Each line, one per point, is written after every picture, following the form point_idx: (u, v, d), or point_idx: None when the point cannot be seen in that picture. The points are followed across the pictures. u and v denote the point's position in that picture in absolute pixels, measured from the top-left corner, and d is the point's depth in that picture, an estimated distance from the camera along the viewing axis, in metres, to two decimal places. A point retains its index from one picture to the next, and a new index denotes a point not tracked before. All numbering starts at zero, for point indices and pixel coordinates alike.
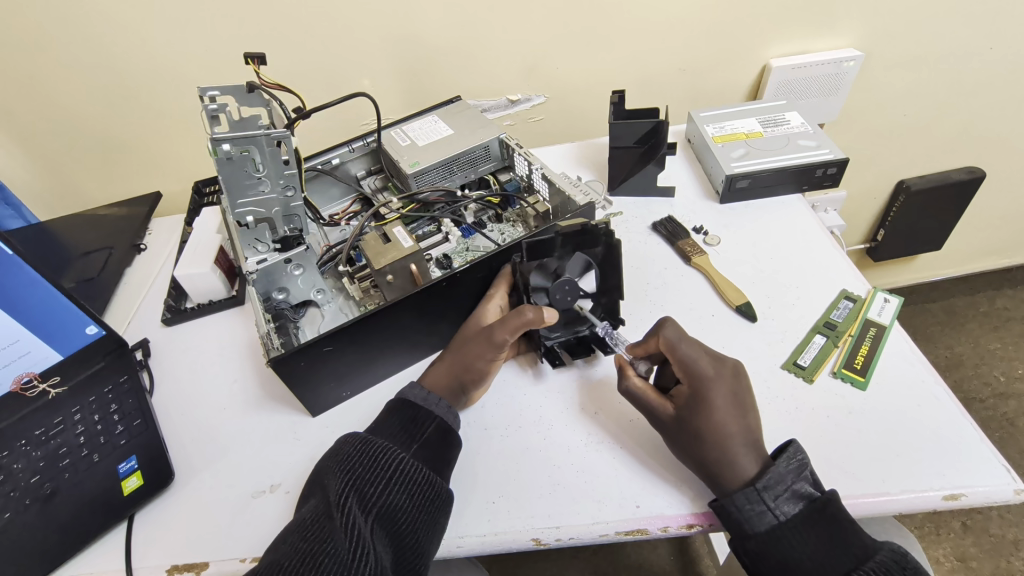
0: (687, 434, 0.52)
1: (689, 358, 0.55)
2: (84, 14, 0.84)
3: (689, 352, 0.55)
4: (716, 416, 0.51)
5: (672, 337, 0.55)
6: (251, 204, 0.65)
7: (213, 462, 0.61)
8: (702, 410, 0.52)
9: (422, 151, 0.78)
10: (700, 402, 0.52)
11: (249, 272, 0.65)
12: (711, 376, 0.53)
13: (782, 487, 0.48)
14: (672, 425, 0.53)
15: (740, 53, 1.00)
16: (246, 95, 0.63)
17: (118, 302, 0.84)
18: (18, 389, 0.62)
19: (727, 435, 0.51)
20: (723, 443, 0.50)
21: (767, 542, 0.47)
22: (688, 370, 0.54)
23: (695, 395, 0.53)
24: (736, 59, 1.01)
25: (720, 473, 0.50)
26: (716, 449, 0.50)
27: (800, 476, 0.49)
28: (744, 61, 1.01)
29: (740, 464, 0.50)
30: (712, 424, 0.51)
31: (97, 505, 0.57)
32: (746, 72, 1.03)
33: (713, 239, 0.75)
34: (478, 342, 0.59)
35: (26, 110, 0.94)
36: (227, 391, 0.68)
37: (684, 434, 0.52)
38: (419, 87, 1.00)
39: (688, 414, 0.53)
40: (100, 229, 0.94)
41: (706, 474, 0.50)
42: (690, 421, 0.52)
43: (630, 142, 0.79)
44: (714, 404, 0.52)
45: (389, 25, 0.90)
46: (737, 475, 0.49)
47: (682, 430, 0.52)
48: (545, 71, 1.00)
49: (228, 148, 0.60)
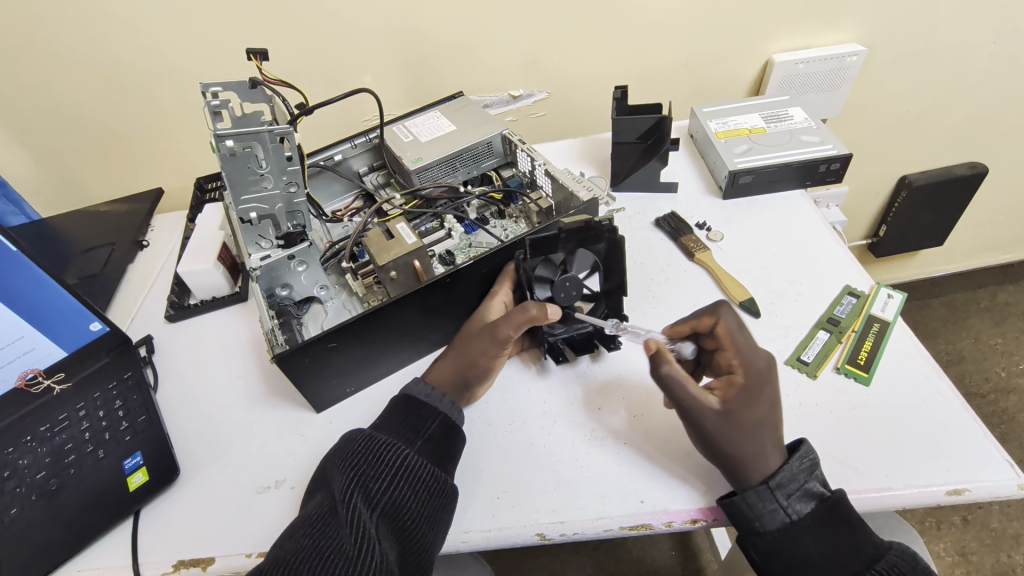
0: (730, 429, 0.50)
1: (747, 350, 0.54)
2: (86, 11, 0.84)
3: (746, 343, 0.54)
4: (761, 409, 0.51)
5: (734, 327, 0.55)
6: (254, 200, 0.65)
7: (218, 459, 0.61)
8: (749, 401, 0.51)
9: (426, 147, 0.78)
10: (750, 392, 0.52)
11: (253, 267, 0.64)
12: (764, 371, 0.53)
13: (794, 486, 0.49)
14: (714, 412, 0.51)
15: (743, 48, 1.00)
16: (248, 90, 0.64)
17: (122, 298, 0.84)
18: (23, 385, 0.63)
19: (764, 428, 0.50)
20: (760, 435, 0.50)
21: (778, 540, 0.47)
22: (743, 362, 0.53)
23: (747, 384, 0.52)
24: (739, 54, 1.00)
25: (750, 464, 0.49)
26: (754, 441, 0.50)
27: (812, 475, 0.49)
28: (747, 56, 1.01)
29: (769, 460, 0.49)
30: (755, 414, 0.51)
31: (101, 502, 0.57)
32: (749, 67, 1.03)
33: (716, 234, 0.75)
34: (485, 335, 0.58)
35: (27, 107, 0.94)
36: (232, 386, 0.68)
37: (727, 421, 0.50)
38: (421, 82, 0.99)
39: (733, 404, 0.51)
40: (102, 225, 0.94)
41: (735, 463, 0.49)
42: (738, 408, 0.51)
43: (632, 138, 0.79)
44: (761, 397, 0.52)
45: (391, 21, 0.90)
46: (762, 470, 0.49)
47: (724, 418, 0.50)
48: (547, 67, 1.00)
49: (231, 144, 0.60)
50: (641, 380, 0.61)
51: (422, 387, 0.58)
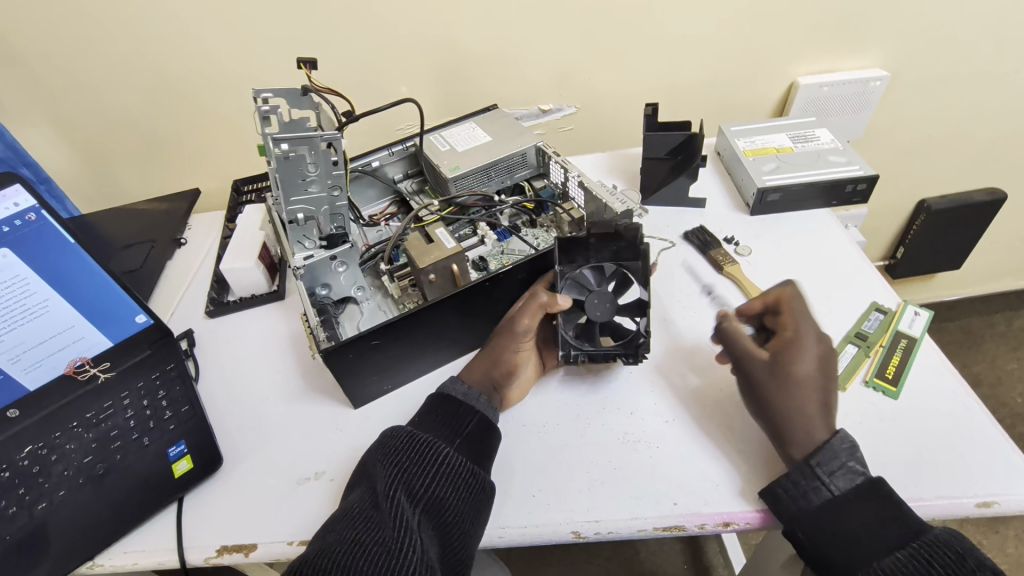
0: (770, 382, 0.56)
1: (799, 319, 0.59)
2: (142, 18, 0.88)
3: (801, 311, 0.59)
4: (805, 370, 0.56)
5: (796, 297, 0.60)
6: (301, 202, 0.67)
7: (259, 449, 0.63)
8: (794, 363, 0.56)
9: (462, 156, 0.80)
10: (795, 353, 0.57)
11: (297, 267, 0.67)
12: (813, 338, 0.58)
13: (836, 464, 0.51)
14: (761, 368, 0.57)
15: (770, 70, 1.02)
16: (298, 97, 0.66)
17: (163, 293, 0.87)
18: (71, 372, 0.66)
19: (808, 389, 0.55)
20: (802, 396, 0.55)
21: (820, 516, 0.49)
22: (794, 324, 0.59)
23: (793, 346, 0.57)
24: (766, 76, 1.03)
25: (794, 427, 0.53)
26: (797, 401, 0.54)
27: (854, 455, 0.51)
28: (773, 78, 1.03)
29: (812, 426, 0.53)
30: (799, 374, 0.56)
31: (145, 486, 0.59)
32: (774, 88, 1.05)
33: (744, 249, 0.77)
34: (509, 332, 0.62)
35: (76, 106, 0.98)
36: (271, 380, 0.70)
37: (769, 378, 0.56)
38: (456, 95, 1.03)
39: (780, 360, 0.57)
40: (142, 222, 0.97)
41: (779, 424, 0.54)
42: (782, 369, 0.56)
43: (661, 153, 0.81)
44: (806, 357, 0.56)
45: (431, 35, 0.94)
46: (804, 433, 0.53)
47: (767, 374, 0.57)
48: (578, 83, 1.03)
49: (286, 148, 0.62)
50: (673, 388, 0.63)
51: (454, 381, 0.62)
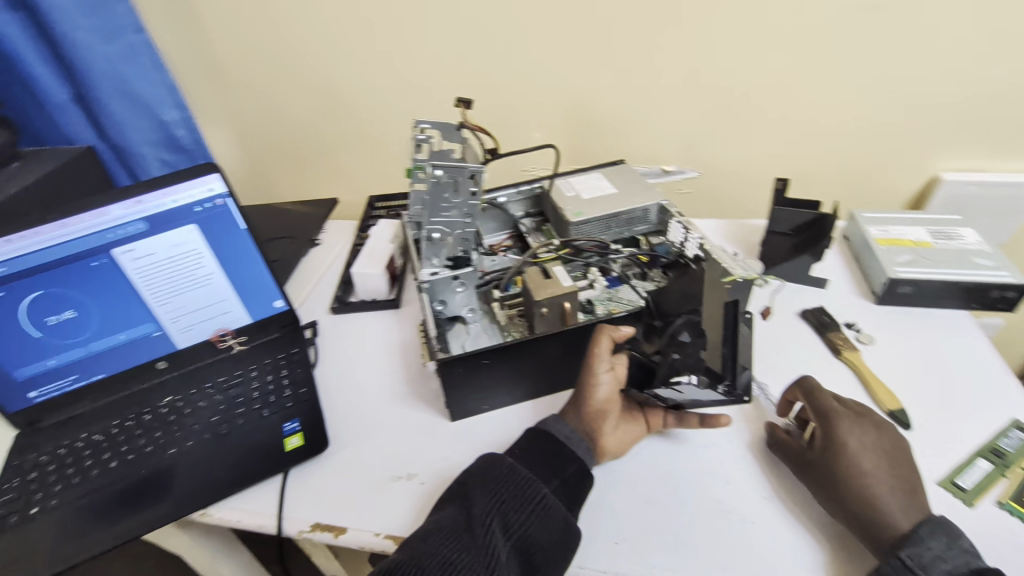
0: (822, 479, 0.55)
1: (820, 404, 0.60)
2: (330, 48, 1.03)
3: (818, 398, 0.60)
4: (855, 456, 0.55)
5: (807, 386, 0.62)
6: (438, 223, 0.74)
7: (362, 440, 0.67)
8: (835, 451, 0.56)
9: (588, 203, 0.84)
10: (831, 441, 0.56)
11: (422, 281, 0.73)
12: (846, 422, 0.57)
13: (930, 556, 0.49)
14: (806, 467, 0.57)
15: (902, 161, 1.05)
16: (451, 131, 0.74)
17: (297, 281, 0.97)
18: (214, 339, 0.79)
19: (863, 476, 0.54)
20: (858, 484, 0.53)
21: None
22: (817, 411, 0.59)
23: (825, 436, 0.57)
24: (896, 167, 1.06)
25: (869, 522, 0.52)
26: (855, 490, 0.53)
27: (950, 547, 0.50)
28: (903, 170, 1.06)
29: (889, 517, 0.51)
30: (846, 463, 0.55)
31: (258, 453, 0.65)
32: (903, 179, 1.07)
33: (866, 337, 0.74)
34: (587, 379, 0.62)
35: (259, 114, 1.15)
36: (379, 380, 0.75)
37: (816, 474, 0.56)
38: (585, 141, 1.11)
39: (819, 453, 0.57)
40: (288, 221, 1.09)
41: (855, 522, 0.52)
42: (823, 460, 0.56)
43: (785, 229, 0.81)
44: (847, 443, 0.56)
45: (571, 91, 1.04)
46: (883, 523, 0.51)
47: (816, 471, 0.56)
48: (703, 149, 1.09)
49: (439, 173, 0.69)
50: (772, 467, 0.61)
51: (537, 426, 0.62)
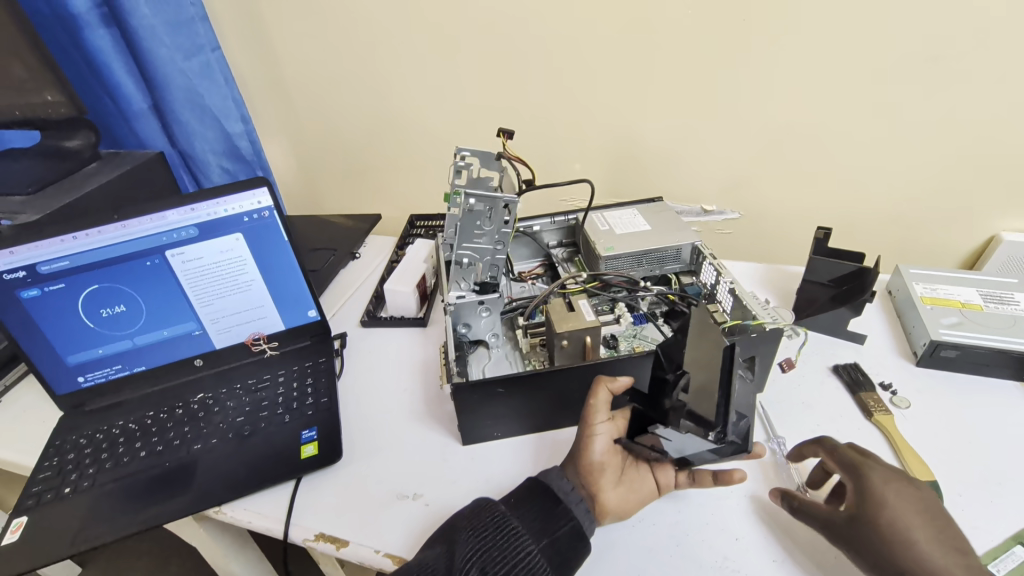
0: (867, 540, 0.50)
1: (848, 458, 0.55)
2: (384, 73, 1.09)
3: (845, 453, 0.56)
4: (896, 509, 0.50)
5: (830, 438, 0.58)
6: (469, 249, 0.75)
7: (373, 454, 0.68)
8: (874, 505, 0.50)
9: (619, 239, 0.84)
10: (869, 495, 0.51)
11: (448, 304, 0.73)
12: (877, 472, 0.53)
13: None
14: (847, 527, 0.51)
15: (946, 215, 1.05)
16: (491, 160, 0.75)
17: (333, 292, 1.00)
18: (249, 342, 0.82)
19: (911, 532, 0.48)
20: (908, 540, 0.48)
21: None
22: (845, 463, 0.55)
23: (862, 490, 0.52)
24: (936, 223, 1.07)
25: None
26: (905, 547, 0.48)
27: None
28: (945, 224, 1.06)
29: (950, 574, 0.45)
30: (888, 517, 0.49)
31: (275, 456, 0.67)
32: (948, 234, 1.07)
33: (902, 400, 0.70)
34: (582, 436, 0.59)
35: (314, 131, 1.21)
36: (398, 397, 0.77)
37: (861, 532, 0.50)
38: (625, 176, 1.13)
39: (858, 509, 0.51)
40: (331, 233, 1.13)
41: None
42: (863, 515, 0.51)
43: (823, 279, 0.80)
44: (883, 492, 0.51)
45: (612, 126, 1.07)
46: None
47: (856, 531, 0.51)
48: (743, 192, 1.11)
49: (473, 202, 0.70)
50: (780, 527, 0.59)
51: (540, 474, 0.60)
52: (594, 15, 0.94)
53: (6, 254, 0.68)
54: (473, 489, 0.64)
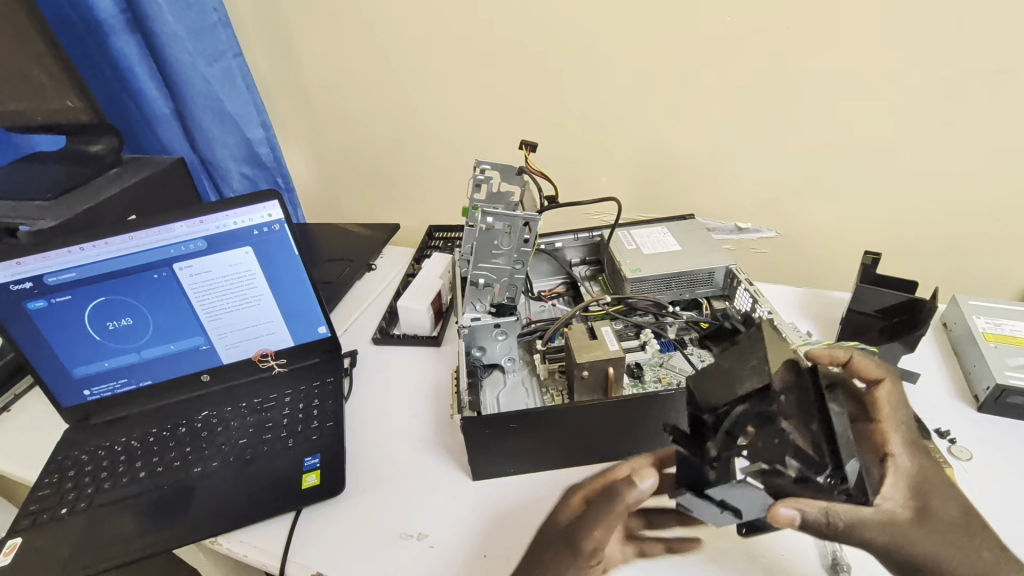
0: (932, 535, 0.48)
1: (903, 426, 0.54)
2: (407, 80, 1.06)
3: (901, 418, 0.54)
4: (948, 498, 0.51)
5: (894, 396, 0.55)
6: (485, 269, 0.70)
7: (378, 486, 0.64)
8: (935, 493, 0.50)
9: (646, 260, 0.79)
10: (927, 483, 0.51)
11: (462, 326, 0.70)
12: (921, 456, 0.53)
13: None
14: (914, 527, 0.47)
15: (1005, 236, 0.98)
16: (511, 174, 0.71)
17: (344, 307, 0.97)
18: (256, 358, 0.80)
19: (965, 523, 0.50)
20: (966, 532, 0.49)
21: None
22: (906, 441, 0.52)
23: (921, 474, 0.51)
24: (992, 244, 0.99)
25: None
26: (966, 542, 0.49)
27: None
28: (1003, 246, 0.99)
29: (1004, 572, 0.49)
30: (948, 505, 0.50)
31: (275, 484, 0.64)
32: (1006, 257, 1.00)
33: (962, 452, 0.63)
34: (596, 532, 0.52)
35: (335, 139, 1.19)
36: (406, 423, 0.73)
37: (933, 523, 0.48)
38: (655, 190, 1.08)
39: (924, 493, 0.50)
40: (348, 243, 1.10)
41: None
42: (930, 502, 0.49)
43: (870, 308, 0.73)
44: (936, 481, 0.51)
45: (643, 138, 1.02)
46: None
47: (927, 525, 0.48)
48: (781, 209, 1.05)
49: (490, 221, 0.66)
50: None
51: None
52: (627, 22, 0.90)
53: (14, 264, 0.67)
54: (481, 532, 0.60)
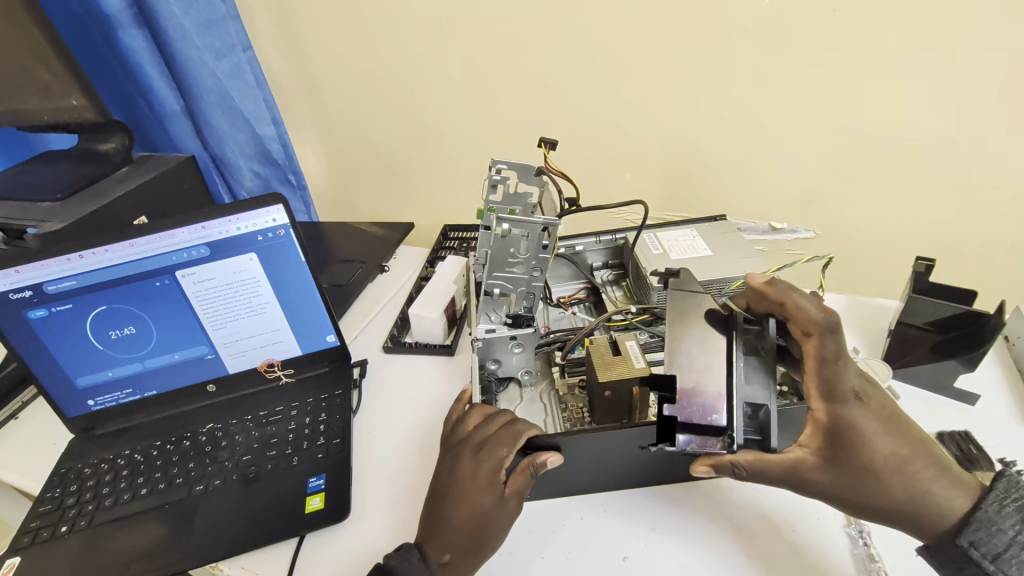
0: (841, 479, 0.50)
1: (835, 376, 0.49)
2: (421, 74, 1.01)
3: (832, 369, 0.49)
4: (879, 445, 0.49)
5: (826, 347, 0.48)
6: (501, 278, 0.66)
7: (386, 509, 0.61)
8: (860, 443, 0.49)
9: (674, 266, 0.73)
10: (856, 436, 0.49)
11: (475, 338, 0.65)
12: (852, 397, 0.49)
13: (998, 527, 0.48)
14: (827, 482, 0.50)
15: None
16: (529, 175, 0.66)
17: (354, 312, 0.93)
18: (263, 368, 0.77)
19: (897, 462, 0.49)
20: (896, 477, 0.49)
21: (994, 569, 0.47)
22: (829, 390, 0.49)
23: (848, 428, 0.49)
24: None
25: (919, 514, 0.49)
26: (895, 482, 0.49)
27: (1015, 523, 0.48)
28: None
29: (942, 504, 0.49)
30: (877, 453, 0.49)
31: (278, 507, 0.60)
32: None
33: None
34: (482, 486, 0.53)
35: (347, 136, 1.15)
36: (417, 439, 0.69)
37: (847, 479, 0.50)
38: (683, 187, 1.02)
39: (843, 450, 0.49)
40: (361, 242, 1.07)
41: (901, 518, 0.50)
42: (852, 457, 0.49)
43: (922, 322, 0.66)
44: (868, 428, 0.49)
45: (671, 133, 0.96)
46: (938, 516, 0.49)
47: (839, 481, 0.50)
48: (819, 207, 0.99)
49: (506, 227, 0.61)
50: None
51: (439, 465, 0.56)
52: (655, 9, 0.83)
53: (12, 273, 0.64)
54: (495, 566, 0.56)
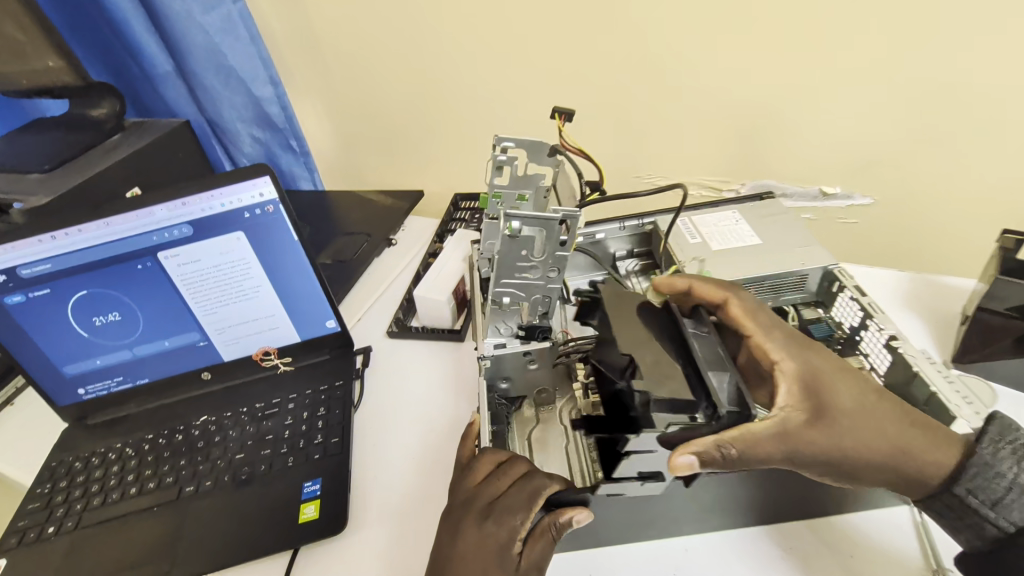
0: (830, 436, 0.46)
1: (771, 328, 0.50)
2: (430, 25, 0.90)
3: (766, 320, 0.50)
4: (843, 390, 0.47)
5: (747, 304, 0.51)
6: (512, 285, 0.56)
7: (390, 517, 0.56)
8: (826, 391, 0.47)
9: (716, 256, 0.65)
10: (818, 384, 0.47)
11: (483, 357, 0.57)
12: (796, 344, 0.49)
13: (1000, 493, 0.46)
14: (823, 444, 0.45)
15: None
16: (542, 154, 0.56)
17: (354, 296, 0.85)
18: (258, 357, 0.71)
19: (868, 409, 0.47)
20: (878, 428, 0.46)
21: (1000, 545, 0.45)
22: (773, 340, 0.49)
23: (808, 378, 0.47)
24: None
25: (913, 466, 0.46)
26: (877, 434, 0.47)
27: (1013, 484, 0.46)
28: None
29: (934, 451, 0.47)
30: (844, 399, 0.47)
31: (273, 515, 0.56)
32: None
33: None
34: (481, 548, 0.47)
35: (351, 98, 1.05)
36: (423, 438, 0.63)
37: (837, 435, 0.46)
38: (724, 149, 0.91)
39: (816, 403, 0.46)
40: (368, 213, 0.99)
41: (897, 474, 0.47)
42: (826, 409, 0.46)
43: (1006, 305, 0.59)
44: (826, 373, 0.47)
45: (711, 87, 0.85)
46: (934, 464, 0.46)
47: (829, 440, 0.45)
48: (878, 170, 0.88)
49: (517, 226, 0.50)
50: None
51: (439, 534, 0.49)
52: None
53: None
54: None
